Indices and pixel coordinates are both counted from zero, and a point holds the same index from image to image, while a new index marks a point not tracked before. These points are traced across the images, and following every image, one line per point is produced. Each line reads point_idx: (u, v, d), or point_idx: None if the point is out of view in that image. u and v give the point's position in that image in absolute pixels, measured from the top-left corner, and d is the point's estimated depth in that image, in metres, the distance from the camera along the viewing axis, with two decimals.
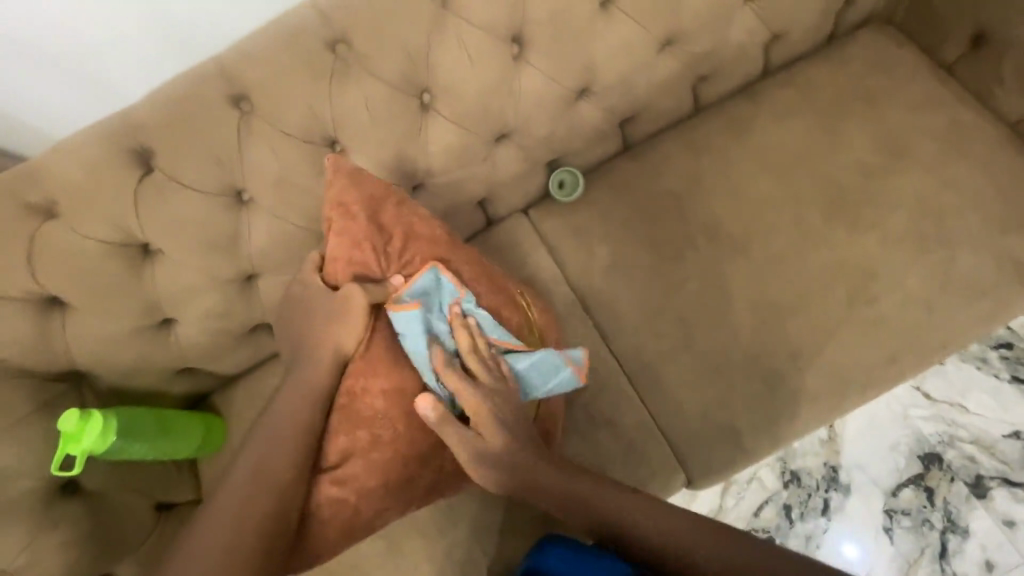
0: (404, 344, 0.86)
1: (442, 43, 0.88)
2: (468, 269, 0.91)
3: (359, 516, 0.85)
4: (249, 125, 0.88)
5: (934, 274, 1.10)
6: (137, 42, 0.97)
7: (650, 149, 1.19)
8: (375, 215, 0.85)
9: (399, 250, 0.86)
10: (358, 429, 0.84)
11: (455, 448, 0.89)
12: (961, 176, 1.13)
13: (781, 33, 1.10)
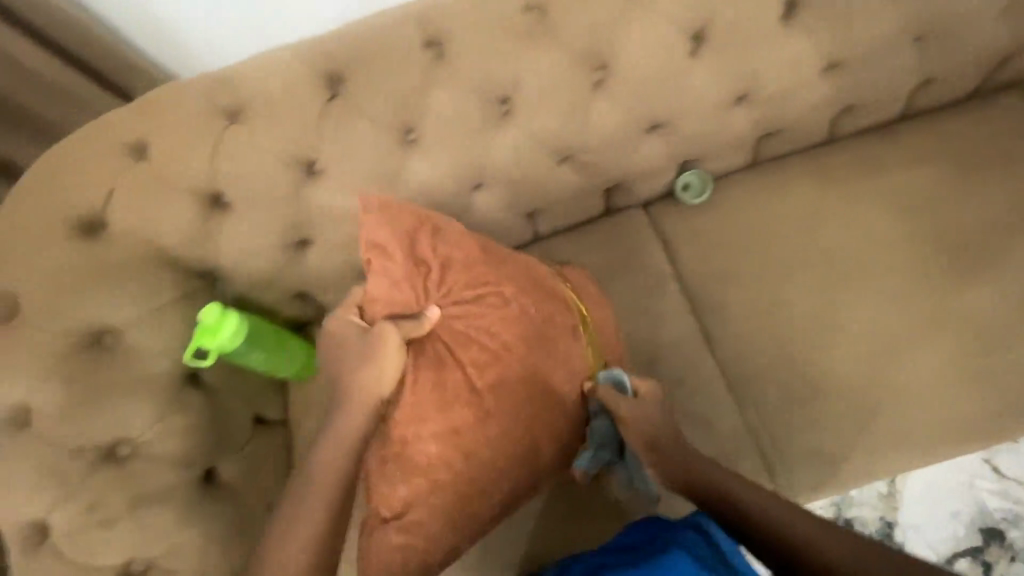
0: (449, 377, 0.85)
1: (630, 27, 0.92)
2: (508, 286, 0.91)
3: (430, 558, 0.87)
4: (435, 70, 0.92)
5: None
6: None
7: (778, 170, 1.22)
8: (412, 247, 0.85)
9: (440, 286, 0.86)
10: (415, 475, 0.84)
11: (514, 475, 0.91)
12: None
13: (932, 80, 1.12)
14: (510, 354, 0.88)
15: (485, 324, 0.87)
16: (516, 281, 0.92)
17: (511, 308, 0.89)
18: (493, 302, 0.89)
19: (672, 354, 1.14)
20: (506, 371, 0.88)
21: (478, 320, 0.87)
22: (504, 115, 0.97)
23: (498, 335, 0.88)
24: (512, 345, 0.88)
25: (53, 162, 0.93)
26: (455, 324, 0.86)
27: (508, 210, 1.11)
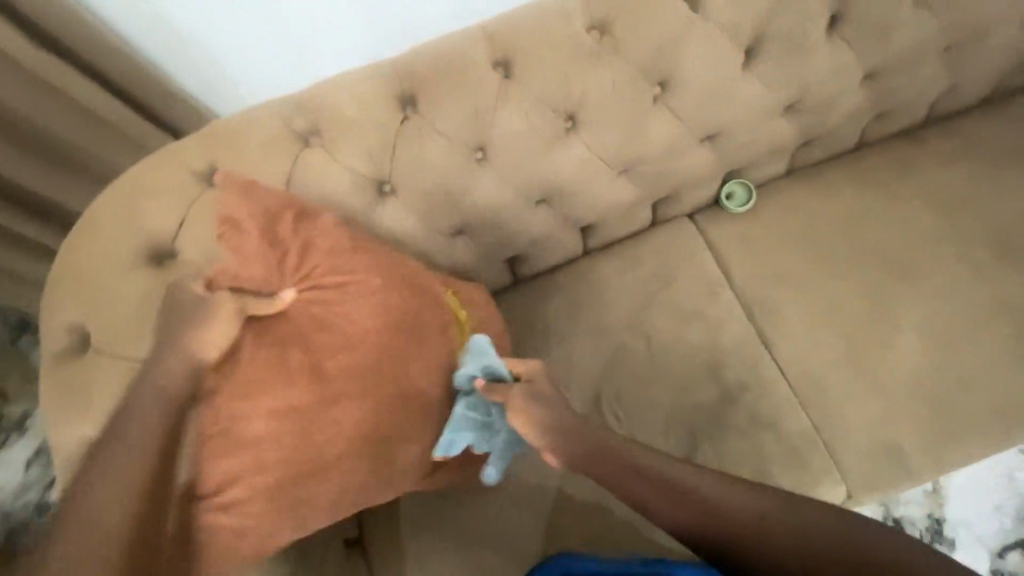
0: (292, 358, 0.80)
1: (689, 42, 0.96)
2: (375, 276, 0.85)
3: (251, 535, 0.81)
4: (507, 89, 0.94)
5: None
6: (346, 25, 1.08)
7: (815, 175, 1.26)
8: (271, 228, 0.82)
9: (300, 268, 0.82)
10: (244, 453, 0.79)
11: (365, 460, 0.85)
12: None
13: (956, 85, 1.19)
14: (367, 342, 0.83)
15: (344, 312, 0.82)
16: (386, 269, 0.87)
17: (376, 299, 0.84)
18: (356, 291, 0.83)
19: (733, 357, 1.15)
20: (358, 357, 0.83)
21: (337, 308, 0.82)
22: (569, 130, 1.00)
23: (355, 322, 0.83)
24: (368, 333, 0.83)
25: (123, 191, 0.92)
26: (309, 308, 0.81)
27: (565, 223, 1.12)
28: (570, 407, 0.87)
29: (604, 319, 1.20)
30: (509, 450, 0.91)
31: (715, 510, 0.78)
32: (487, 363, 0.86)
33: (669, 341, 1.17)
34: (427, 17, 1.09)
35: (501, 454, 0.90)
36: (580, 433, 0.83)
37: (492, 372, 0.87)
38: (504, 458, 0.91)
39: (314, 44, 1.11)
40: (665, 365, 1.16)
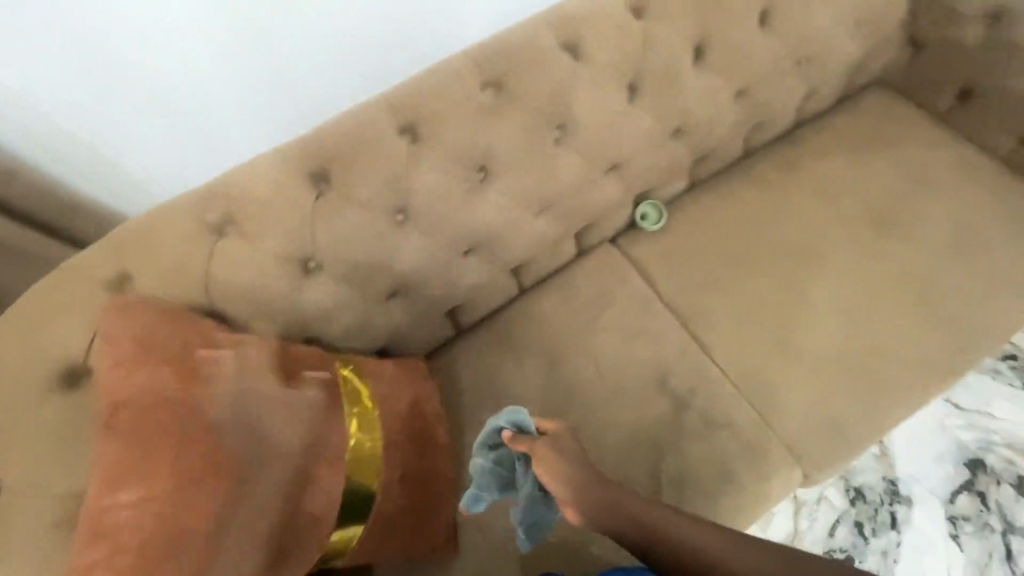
0: (161, 439, 0.74)
1: (577, 87, 1.04)
2: (251, 358, 0.84)
3: None
4: (417, 151, 0.97)
5: (987, 274, 1.24)
6: (265, 109, 1.16)
7: (715, 186, 1.37)
8: (150, 322, 0.81)
9: (164, 369, 0.78)
10: (102, 552, 0.71)
11: (253, 568, 0.80)
12: (982, 193, 1.29)
13: (814, 90, 1.34)
14: (246, 418, 0.80)
15: (222, 389, 0.79)
16: (256, 359, 0.84)
17: (256, 376, 0.83)
18: (236, 370, 0.82)
19: (676, 366, 1.21)
20: (235, 434, 0.78)
21: (215, 385, 0.79)
22: (482, 181, 1.04)
23: (233, 399, 0.79)
24: (248, 410, 0.80)
25: (24, 311, 0.86)
26: (183, 388, 0.77)
27: (496, 268, 1.16)
28: (584, 458, 0.86)
29: (551, 352, 1.22)
30: (538, 512, 0.87)
31: (713, 561, 0.82)
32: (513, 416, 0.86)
33: (617, 362, 1.21)
34: (340, 93, 1.21)
35: (531, 514, 0.86)
36: (596, 490, 0.83)
37: (518, 425, 0.86)
38: (538, 519, 0.87)
39: (226, 129, 1.17)
40: (616, 385, 1.19)
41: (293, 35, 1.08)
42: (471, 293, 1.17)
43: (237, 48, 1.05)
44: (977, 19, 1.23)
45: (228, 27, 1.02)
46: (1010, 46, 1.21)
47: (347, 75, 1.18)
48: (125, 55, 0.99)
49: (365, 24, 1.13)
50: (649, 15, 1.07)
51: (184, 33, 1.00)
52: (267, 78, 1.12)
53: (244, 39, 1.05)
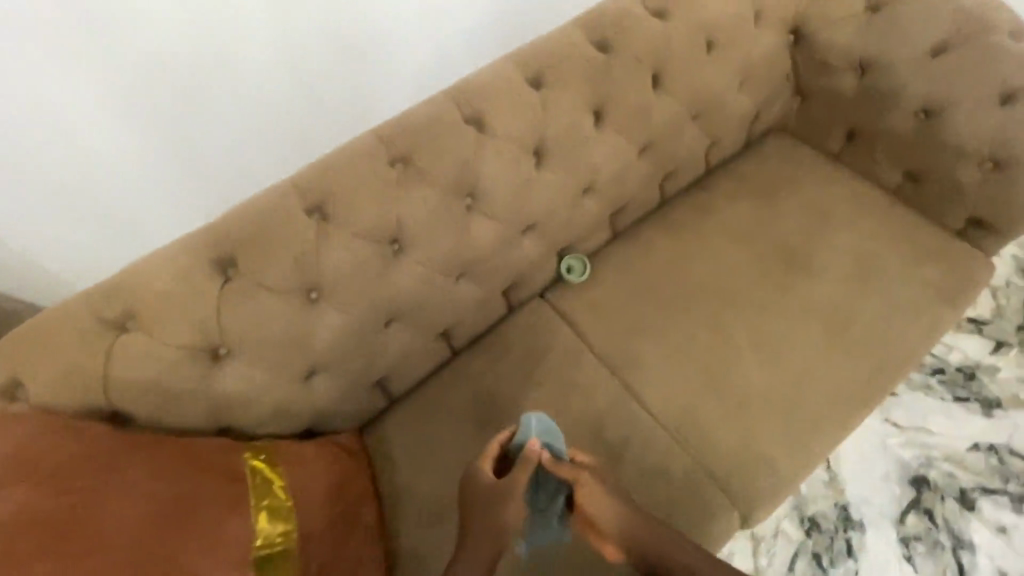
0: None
1: (482, 157, 1.08)
2: (143, 469, 0.80)
3: None
4: (324, 232, 0.98)
5: (890, 303, 1.31)
6: (189, 188, 1.45)
7: (636, 235, 1.43)
8: (29, 442, 0.77)
9: (47, 487, 0.73)
10: None
11: None
12: (880, 224, 1.38)
13: (716, 140, 1.43)
14: (134, 536, 0.74)
15: (106, 508, 0.75)
16: (154, 468, 0.81)
17: (149, 488, 0.79)
18: (126, 483, 0.78)
19: (610, 418, 1.22)
20: (118, 557, 0.72)
21: (98, 505, 0.75)
22: (396, 254, 1.05)
23: (118, 518, 0.75)
24: (136, 528, 0.75)
25: None
26: (60, 512, 0.72)
27: (422, 335, 1.16)
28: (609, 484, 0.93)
29: (485, 416, 1.22)
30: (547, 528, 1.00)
31: None
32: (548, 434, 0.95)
33: (551, 419, 1.22)
34: (256, 175, 1.52)
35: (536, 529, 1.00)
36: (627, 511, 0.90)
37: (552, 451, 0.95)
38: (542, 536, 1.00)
39: (160, 208, 1.46)
40: None
41: (214, 130, 1.39)
42: (398, 363, 1.16)
43: (168, 142, 1.35)
44: (850, 70, 1.34)
45: (161, 129, 1.32)
46: (884, 93, 1.31)
47: (261, 155, 1.49)
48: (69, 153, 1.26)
49: (276, 122, 1.46)
50: (547, 86, 1.13)
51: (124, 135, 1.29)
52: (192, 162, 1.41)
53: (174, 136, 1.35)
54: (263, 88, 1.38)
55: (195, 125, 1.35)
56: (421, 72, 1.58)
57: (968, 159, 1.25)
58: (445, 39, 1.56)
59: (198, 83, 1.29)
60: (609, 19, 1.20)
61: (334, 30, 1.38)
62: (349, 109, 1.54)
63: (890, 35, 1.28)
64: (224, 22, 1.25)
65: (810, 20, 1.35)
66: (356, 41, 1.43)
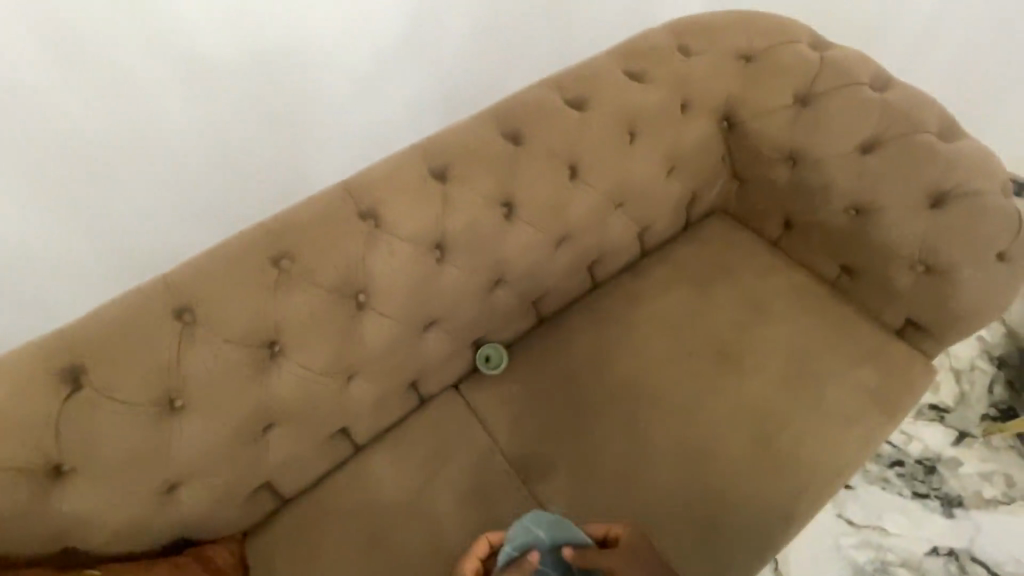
0: None
1: (375, 254, 1.03)
2: None
3: None
4: (190, 337, 0.92)
5: (823, 410, 1.23)
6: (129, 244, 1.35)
7: (560, 323, 1.35)
8: None
9: None
10: None
11: None
12: (815, 320, 1.30)
13: (647, 226, 1.36)
14: None
15: None
16: None
17: None
18: None
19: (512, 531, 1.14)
20: None
21: None
22: (275, 356, 0.99)
23: None
24: None
25: None
26: None
27: (308, 438, 1.07)
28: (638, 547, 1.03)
29: (379, 525, 1.13)
30: None
31: None
32: (560, 529, 0.99)
33: (449, 531, 1.13)
34: (183, 247, 1.43)
35: None
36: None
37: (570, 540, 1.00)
38: None
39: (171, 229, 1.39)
40: (446, 560, 1.10)
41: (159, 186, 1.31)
42: (282, 468, 1.08)
43: (146, 176, 1.29)
44: (781, 161, 1.30)
45: (86, 196, 1.25)
46: (813, 188, 1.27)
47: (228, 203, 1.43)
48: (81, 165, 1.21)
49: (205, 193, 1.39)
50: (450, 179, 1.10)
51: (99, 165, 1.22)
52: (109, 235, 1.32)
53: (101, 204, 1.27)
54: (190, 161, 1.33)
55: (111, 198, 1.27)
56: (392, 117, 1.55)
57: (898, 259, 1.20)
58: (388, 114, 1.54)
59: (115, 157, 1.23)
60: (522, 112, 1.18)
61: (268, 104, 1.35)
62: (286, 180, 1.49)
63: (818, 130, 1.25)
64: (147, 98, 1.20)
65: (741, 108, 1.31)
66: (294, 115, 1.40)
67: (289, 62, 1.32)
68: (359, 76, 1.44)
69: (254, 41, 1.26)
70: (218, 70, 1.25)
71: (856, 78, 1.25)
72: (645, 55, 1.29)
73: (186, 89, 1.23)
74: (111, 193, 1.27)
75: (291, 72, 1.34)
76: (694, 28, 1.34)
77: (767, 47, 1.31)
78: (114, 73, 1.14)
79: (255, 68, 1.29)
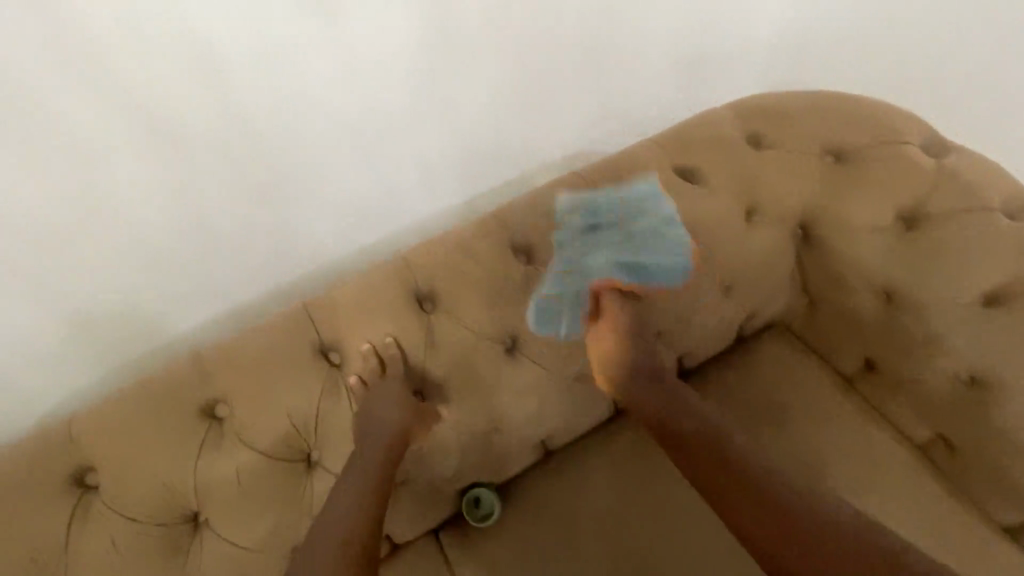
0: None
1: (334, 408, 0.83)
2: None
3: None
4: (88, 512, 0.74)
5: None
6: (87, 319, 0.92)
7: (569, 461, 1.11)
8: None
9: None
10: None
11: None
12: (891, 499, 1.03)
13: (689, 351, 1.09)
14: None
15: None
16: None
17: None
18: None
19: None
20: None
21: None
22: (196, 531, 0.78)
23: None
24: None
25: None
26: None
27: None
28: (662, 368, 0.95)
29: None
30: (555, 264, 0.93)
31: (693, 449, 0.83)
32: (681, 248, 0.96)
33: None
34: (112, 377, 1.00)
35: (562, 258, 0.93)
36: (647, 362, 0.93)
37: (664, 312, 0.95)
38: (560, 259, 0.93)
39: (148, 299, 0.95)
40: None
41: (145, 239, 0.89)
42: None
43: (126, 225, 0.86)
44: (872, 297, 1.02)
45: (42, 248, 0.82)
46: (912, 342, 1.00)
47: (229, 269, 0.99)
48: (32, 204, 0.79)
49: (198, 253, 0.94)
50: (440, 309, 0.89)
51: (61, 205, 0.80)
52: (56, 315, 0.89)
53: (54, 258, 0.84)
54: (131, 260, 0.90)
55: (6, 316, 0.85)
56: (434, 166, 1.06)
57: (1015, 455, 0.95)
58: (399, 180, 1.05)
59: (16, 262, 0.82)
60: (541, 221, 0.96)
61: (249, 183, 0.91)
62: (267, 274, 1.04)
63: (929, 266, 0.95)
64: (64, 176, 0.78)
65: (823, 220, 1.03)
66: (314, 159, 0.94)
67: (282, 123, 0.88)
68: (386, 114, 0.95)
69: (234, 100, 0.83)
70: (232, 85, 0.81)
71: (986, 201, 0.95)
72: (702, 146, 1.03)
73: (128, 167, 0.82)
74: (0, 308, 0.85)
75: (309, 100, 0.88)
76: (767, 114, 1.06)
77: (861, 145, 1.02)
78: (100, 74, 0.74)
79: (240, 133, 0.86)
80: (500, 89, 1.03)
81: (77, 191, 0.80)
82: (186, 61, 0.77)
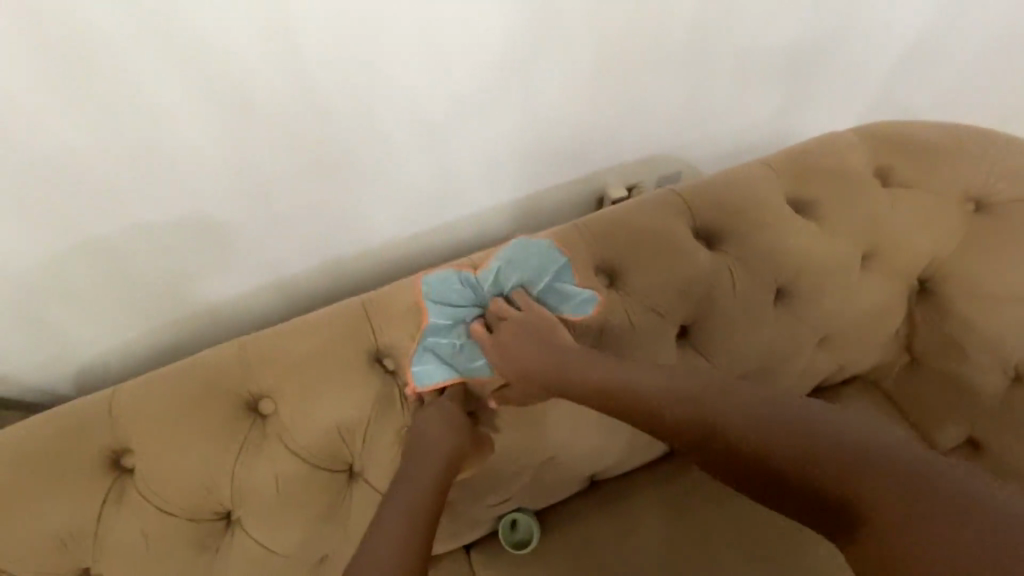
0: None
1: (384, 418, 0.77)
2: None
3: None
4: (122, 495, 0.70)
5: None
6: (140, 282, 0.86)
7: (615, 495, 1.03)
8: None
9: None
10: None
11: None
12: None
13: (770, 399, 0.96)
14: None
15: None
16: None
17: None
18: None
19: None
20: None
21: None
22: (227, 529, 0.75)
23: None
24: None
25: None
26: None
27: None
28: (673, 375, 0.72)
29: None
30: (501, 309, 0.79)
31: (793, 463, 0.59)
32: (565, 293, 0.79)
33: None
34: (171, 340, 0.97)
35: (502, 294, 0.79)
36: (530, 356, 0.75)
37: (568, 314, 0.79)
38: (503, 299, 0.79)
39: (201, 266, 0.89)
40: None
41: (207, 205, 0.82)
42: None
43: (190, 188, 0.79)
44: (998, 370, 0.92)
45: (102, 207, 0.76)
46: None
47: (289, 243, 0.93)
48: (99, 163, 0.72)
49: (260, 225, 0.88)
50: None
51: (128, 166, 0.73)
52: (112, 278, 0.84)
53: (116, 219, 0.78)
54: (194, 227, 0.83)
55: (61, 275, 0.81)
56: (517, 155, 0.99)
57: None
58: (477, 167, 0.98)
59: (77, 221, 0.76)
60: (630, 240, 0.84)
61: (320, 154, 0.83)
62: (329, 246, 0.97)
63: None
64: (132, 139, 0.71)
65: (948, 276, 0.90)
66: (393, 136, 0.86)
67: (366, 97, 0.80)
68: (477, 99, 0.88)
69: (319, 67, 0.74)
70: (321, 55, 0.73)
71: None
72: (822, 175, 0.91)
73: (194, 128, 0.73)
74: (62, 269, 0.81)
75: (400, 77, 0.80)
76: (902, 147, 0.92)
77: (1014, 199, 0.88)
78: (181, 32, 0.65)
79: (322, 104, 0.78)
80: (595, 91, 0.95)
81: (144, 151, 0.73)
82: (275, 24, 0.68)
